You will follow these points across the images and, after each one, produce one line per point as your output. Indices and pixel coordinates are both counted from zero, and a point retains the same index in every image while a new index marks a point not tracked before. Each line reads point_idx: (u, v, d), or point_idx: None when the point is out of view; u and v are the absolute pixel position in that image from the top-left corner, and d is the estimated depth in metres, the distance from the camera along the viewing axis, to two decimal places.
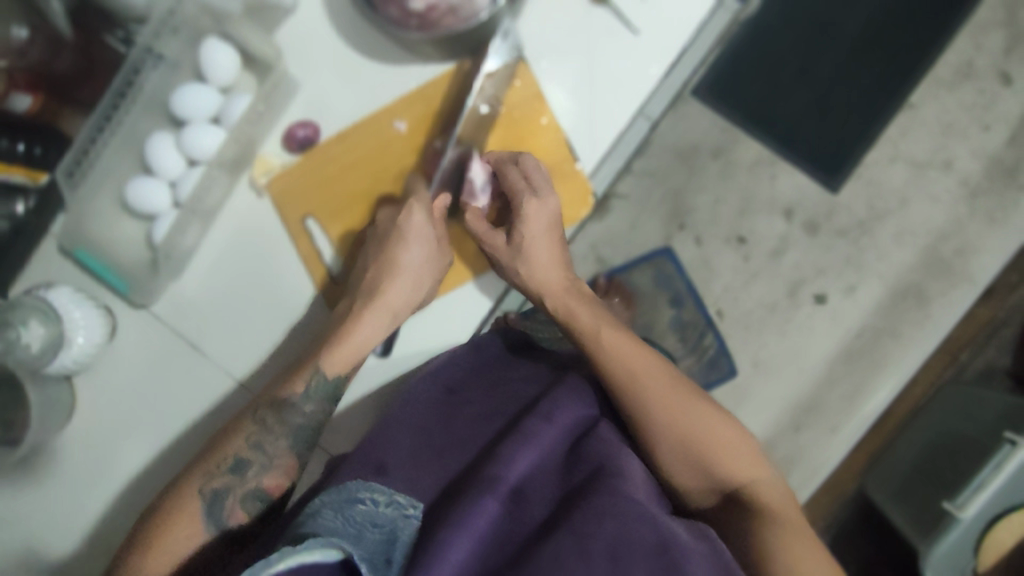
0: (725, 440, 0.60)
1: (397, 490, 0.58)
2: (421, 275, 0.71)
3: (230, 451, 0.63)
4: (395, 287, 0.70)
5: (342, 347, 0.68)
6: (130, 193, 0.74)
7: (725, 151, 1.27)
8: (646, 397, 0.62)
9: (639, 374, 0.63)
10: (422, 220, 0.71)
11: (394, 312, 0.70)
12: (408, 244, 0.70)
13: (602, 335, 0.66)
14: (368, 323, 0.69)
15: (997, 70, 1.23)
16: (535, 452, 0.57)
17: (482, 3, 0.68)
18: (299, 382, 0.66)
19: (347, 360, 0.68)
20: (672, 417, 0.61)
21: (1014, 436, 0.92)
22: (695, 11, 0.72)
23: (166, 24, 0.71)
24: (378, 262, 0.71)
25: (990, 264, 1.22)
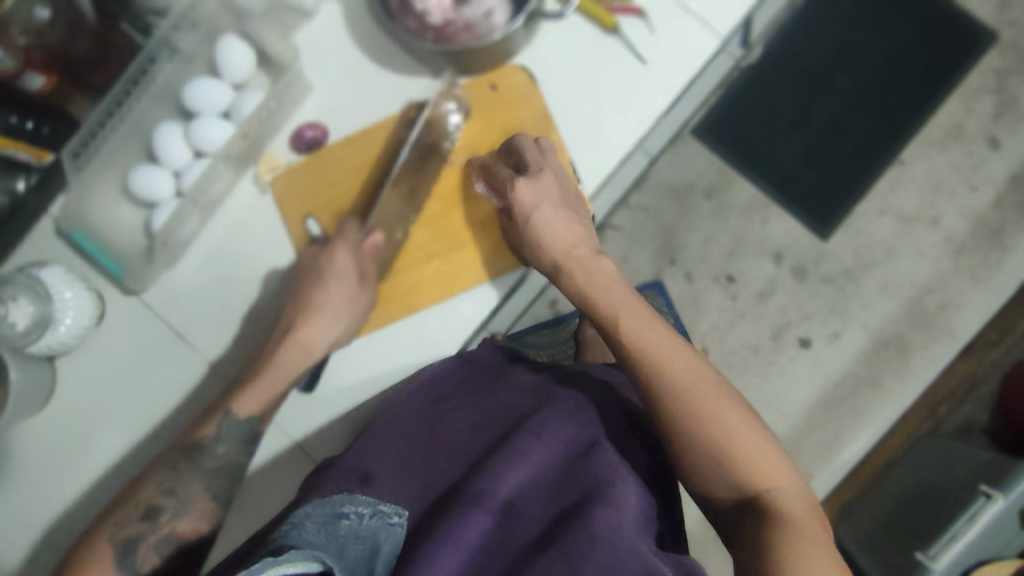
0: (751, 444, 0.52)
1: (381, 500, 0.57)
2: (337, 313, 0.73)
3: (144, 498, 0.66)
4: (312, 326, 0.72)
5: (251, 388, 0.71)
6: (132, 179, 0.74)
7: (719, 191, 1.30)
8: (665, 383, 0.54)
9: (663, 355, 0.56)
10: (346, 260, 0.73)
11: (309, 349, 0.72)
12: (325, 283, 0.73)
13: (622, 317, 0.58)
14: (285, 360, 0.72)
15: (986, 134, 1.27)
16: (526, 469, 0.57)
17: (498, 23, 0.71)
18: (209, 427, 0.69)
19: (257, 400, 0.71)
20: (699, 405, 0.53)
21: (989, 489, 0.93)
22: (703, 48, 0.74)
23: (186, 18, 0.73)
24: (298, 302, 0.73)
25: (971, 320, 1.25)
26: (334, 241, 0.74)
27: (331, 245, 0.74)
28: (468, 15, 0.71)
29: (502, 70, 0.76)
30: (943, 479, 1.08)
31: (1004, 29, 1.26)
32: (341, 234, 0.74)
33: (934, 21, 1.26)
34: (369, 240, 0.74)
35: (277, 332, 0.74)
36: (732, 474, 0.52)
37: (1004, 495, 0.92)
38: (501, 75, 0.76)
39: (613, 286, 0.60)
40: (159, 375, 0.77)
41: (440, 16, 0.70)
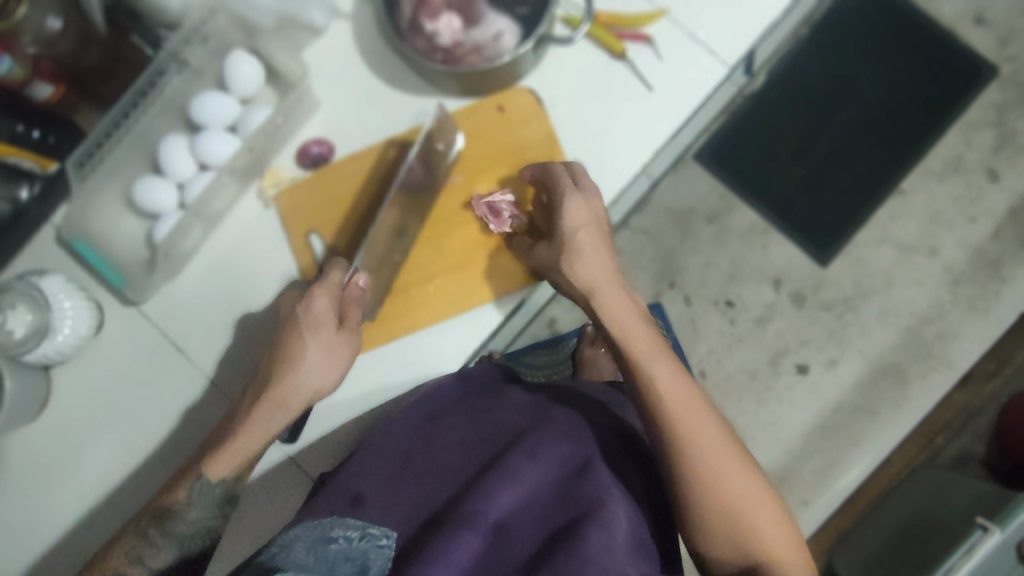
0: (751, 501, 0.55)
1: (371, 522, 0.55)
2: (318, 362, 0.64)
3: (112, 565, 0.57)
4: (290, 378, 0.63)
5: (222, 453, 0.60)
6: (137, 190, 0.74)
7: (720, 216, 1.30)
8: (685, 439, 0.56)
9: (686, 413, 0.57)
10: (327, 306, 0.65)
11: (289, 405, 0.63)
12: (304, 332, 0.64)
13: (651, 368, 0.59)
14: (260, 421, 0.62)
15: (985, 166, 1.28)
16: (517, 489, 0.56)
17: (508, 45, 0.71)
18: (180, 490, 0.59)
19: (232, 463, 0.60)
20: (710, 461, 0.55)
21: (986, 522, 0.93)
22: (710, 76, 0.74)
23: (197, 32, 0.73)
24: (275, 354, 0.65)
25: (969, 350, 1.25)
26: (313, 284, 0.66)
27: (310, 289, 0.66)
28: (478, 37, 0.71)
29: (509, 91, 0.76)
30: (939, 511, 1.07)
31: (1004, 64, 1.28)
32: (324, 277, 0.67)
33: (936, 54, 1.28)
34: (354, 283, 0.68)
35: (250, 390, 0.65)
36: (732, 530, 0.54)
37: (1000, 529, 0.91)
38: (508, 96, 0.76)
39: (642, 333, 0.61)
40: (154, 388, 0.76)
41: (449, 38, 0.71)
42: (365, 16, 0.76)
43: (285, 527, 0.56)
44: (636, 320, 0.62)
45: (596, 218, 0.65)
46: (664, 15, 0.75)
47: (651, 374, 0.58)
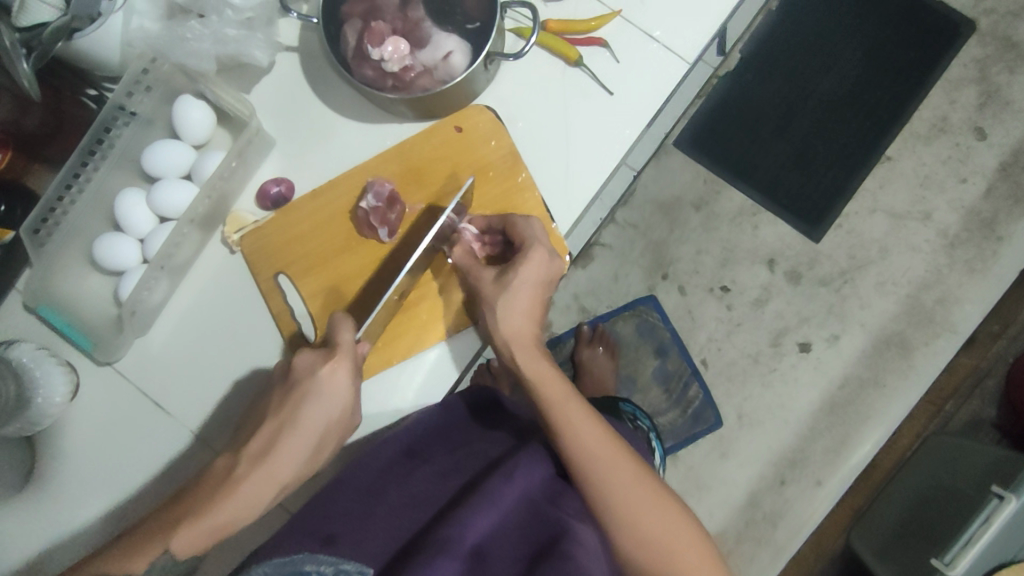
0: (670, 535, 0.57)
1: (344, 558, 0.55)
2: (323, 440, 0.64)
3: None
4: (293, 454, 0.63)
5: (198, 526, 0.57)
6: (98, 249, 0.72)
7: (707, 202, 1.28)
8: (604, 475, 0.57)
9: (601, 460, 0.58)
10: (344, 381, 0.65)
11: (280, 482, 0.62)
12: (315, 402, 0.64)
13: (569, 411, 0.60)
14: (249, 494, 0.60)
15: (971, 125, 1.25)
16: (496, 512, 0.57)
17: (458, 64, 0.69)
18: (145, 559, 0.56)
19: (201, 541, 0.58)
20: (628, 502, 0.57)
21: (1002, 490, 0.91)
22: (671, 74, 0.72)
23: (141, 82, 0.71)
24: (275, 419, 0.64)
25: (972, 314, 1.23)
26: (336, 346, 0.65)
27: (330, 352, 0.65)
28: (426, 58, 0.69)
29: (466, 110, 0.73)
30: (953, 479, 1.05)
31: (981, 18, 1.25)
32: (336, 341, 0.65)
33: (910, 16, 1.24)
34: (359, 349, 0.67)
35: (241, 453, 0.63)
36: (653, 566, 0.56)
37: (1017, 497, 0.90)
38: (465, 116, 0.73)
39: (555, 379, 0.63)
40: (137, 446, 0.75)
41: (397, 63, 0.68)
42: (313, 46, 0.74)
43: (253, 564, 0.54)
44: (552, 367, 0.64)
45: (546, 278, 0.66)
46: (617, 16, 0.72)
47: (564, 418, 0.60)
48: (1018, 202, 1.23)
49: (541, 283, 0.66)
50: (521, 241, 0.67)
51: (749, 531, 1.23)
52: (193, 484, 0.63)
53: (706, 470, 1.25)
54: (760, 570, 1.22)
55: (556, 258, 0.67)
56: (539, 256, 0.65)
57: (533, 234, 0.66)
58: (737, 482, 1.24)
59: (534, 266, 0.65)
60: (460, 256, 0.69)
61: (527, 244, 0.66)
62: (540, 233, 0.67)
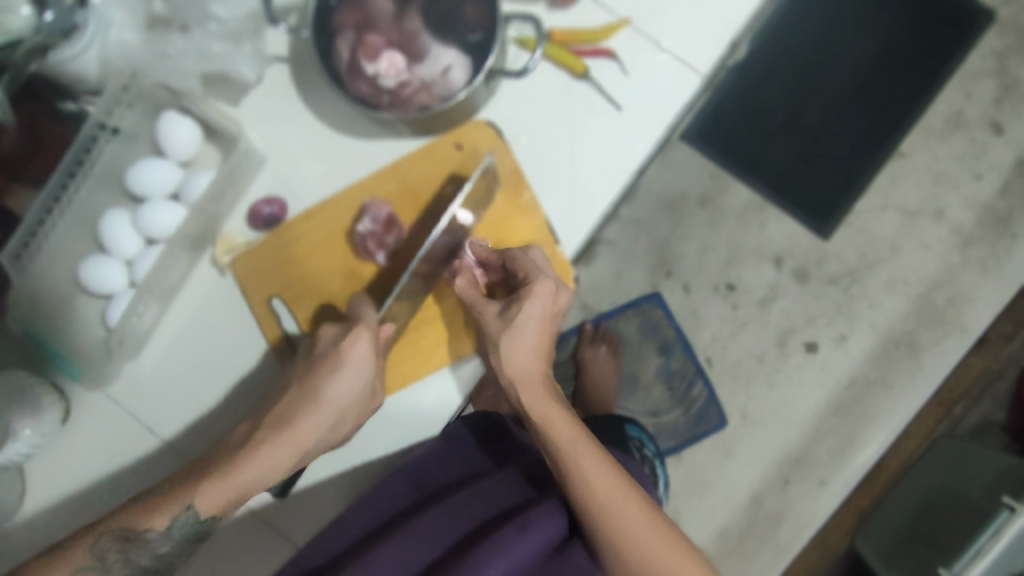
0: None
1: None
2: (343, 411, 0.61)
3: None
4: (315, 422, 0.59)
5: (223, 483, 0.54)
6: (83, 272, 0.69)
7: (713, 197, 1.25)
8: (614, 520, 0.55)
9: (614, 508, 0.55)
10: (367, 351, 0.62)
11: (302, 452, 0.59)
12: (336, 375, 0.61)
13: (578, 453, 0.57)
14: (269, 458, 0.56)
15: (988, 119, 1.21)
16: (505, 565, 0.57)
17: (458, 80, 0.65)
18: (163, 516, 0.53)
19: (224, 498, 0.54)
20: (636, 546, 0.54)
21: (1013, 502, 0.88)
22: (681, 87, 0.68)
23: (120, 98, 0.67)
24: (300, 386, 0.61)
25: (983, 313, 1.19)
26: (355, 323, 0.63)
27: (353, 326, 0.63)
28: (424, 73, 0.65)
29: (466, 128, 0.70)
30: (962, 485, 1.03)
31: (1001, 8, 1.19)
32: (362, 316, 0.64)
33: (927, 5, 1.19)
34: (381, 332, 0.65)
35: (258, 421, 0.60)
36: None
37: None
38: (465, 133, 0.70)
39: (566, 422, 0.59)
40: (129, 474, 0.72)
41: (393, 78, 0.65)
42: (302, 55, 0.70)
43: None
44: (562, 408, 0.60)
45: (552, 310, 0.63)
46: (626, 25, 0.68)
47: (574, 461, 0.57)
48: None
49: (548, 315, 0.63)
50: (524, 274, 0.64)
51: (753, 531, 1.21)
52: (213, 448, 0.59)
53: (709, 470, 1.23)
54: (762, 570, 1.21)
55: (562, 288, 0.65)
56: (545, 290, 0.62)
57: (535, 263, 0.64)
58: (741, 481, 1.23)
59: (540, 300, 0.62)
60: (464, 287, 0.66)
61: (531, 278, 0.63)
62: (542, 264, 0.64)
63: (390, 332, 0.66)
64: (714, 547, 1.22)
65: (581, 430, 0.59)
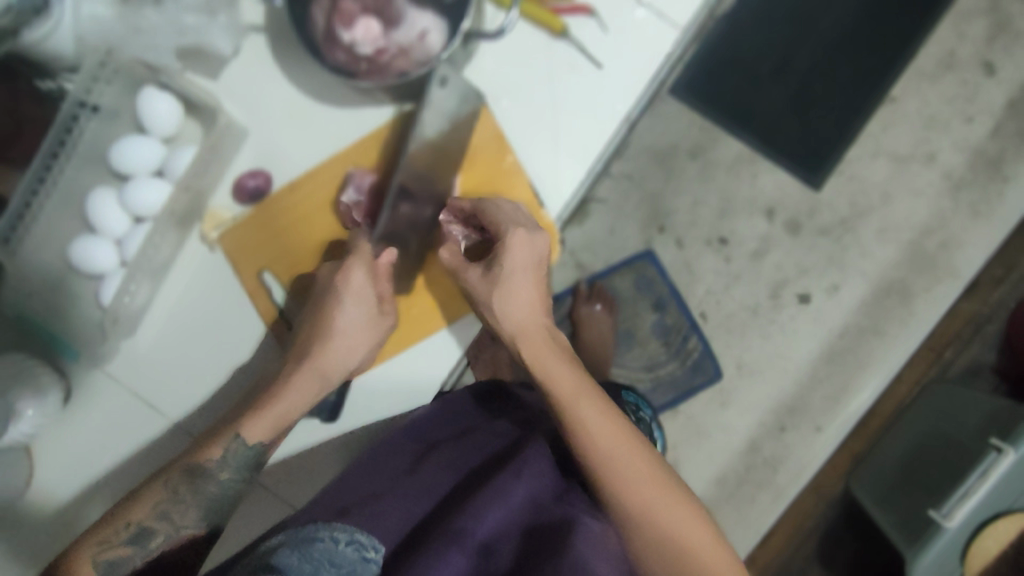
0: (687, 529, 0.57)
1: (359, 528, 0.58)
2: (357, 337, 0.64)
3: (134, 519, 0.58)
4: (331, 352, 0.63)
5: (260, 416, 0.60)
6: (74, 254, 0.69)
7: (704, 150, 1.24)
8: (614, 468, 0.58)
9: (615, 454, 0.58)
10: (363, 279, 0.63)
11: (326, 380, 0.63)
12: (341, 303, 0.63)
13: (580, 406, 0.59)
14: (291, 391, 0.61)
15: (980, 60, 1.19)
16: (503, 509, 0.58)
17: (437, 43, 0.64)
18: (216, 447, 0.60)
19: (266, 428, 0.60)
20: (638, 493, 0.57)
21: (1000, 444, 0.90)
22: (662, 43, 0.68)
23: (99, 74, 0.65)
24: (311, 322, 0.64)
25: (974, 257, 1.20)
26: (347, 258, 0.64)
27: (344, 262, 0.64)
28: (401, 39, 0.65)
29: None
30: (953, 430, 1.04)
31: None
32: (356, 249, 0.65)
33: None
34: (382, 258, 0.65)
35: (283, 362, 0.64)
36: (665, 557, 0.56)
37: (1014, 449, 0.89)
38: None
39: (569, 377, 0.61)
40: (136, 450, 0.75)
41: (370, 45, 0.64)
42: (280, 24, 0.69)
43: (269, 534, 0.58)
44: (565, 360, 0.63)
45: (536, 260, 0.65)
46: None
47: (575, 413, 0.59)
48: None
49: (534, 264, 0.65)
50: (496, 228, 0.66)
51: (750, 477, 1.24)
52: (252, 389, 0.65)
53: (706, 420, 1.26)
54: (760, 515, 1.24)
55: (540, 233, 0.66)
56: (520, 240, 0.64)
57: (506, 220, 0.65)
58: (738, 430, 1.25)
59: (518, 250, 0.64)
60: (449, 257, 0.67)
61: (504, 232, 0.64)
62: (514, 213, 0.66)
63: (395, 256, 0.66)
64: (711, 494, 1.24)
65: (582, 380, 0.61)
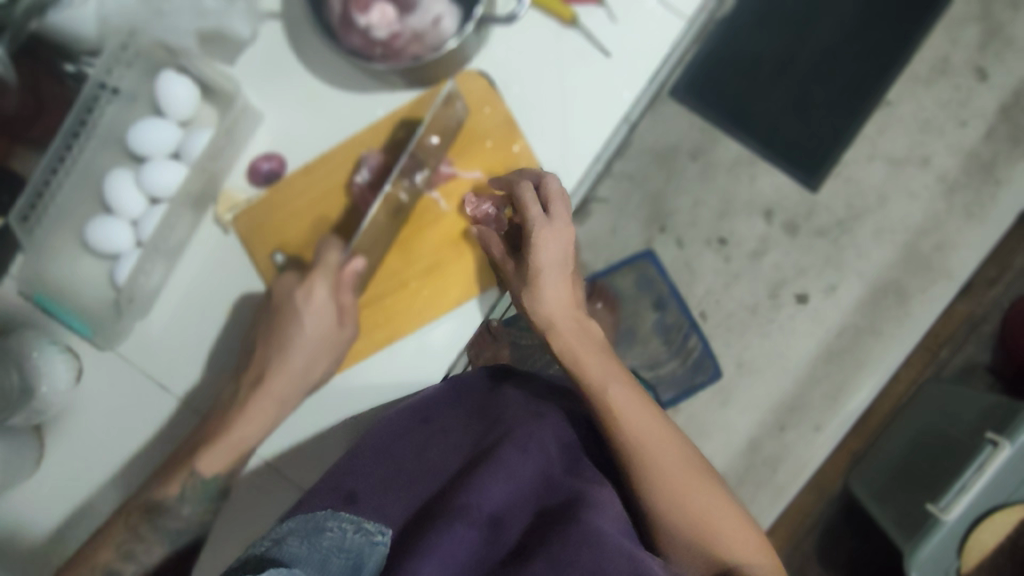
0: (707, 506, 0.58)
1: (365, 517, 0.57)
2: (317, 349, 0.72)
3: (102, 562, 0.69)
4: (282, 374, 0.71)
5: (214, 449, 0.70)
6: (90, 234, 0.71)
7: (703, 152, 1.26)
8: (639, 444, 0.59)
9: (641, 435, 0.60)
10: (322, 295, 0.71)
11: (283, 395, 0.71)
12: (300, 317, 0.71)
13: (610, 389, 0.62)
14: (246, 416, 0.71)
15: (973, 65, 1.22)
16: (510, 482, 0.57)
17: (449, 28, 0.67)
18: (173, 485, 0.70)
19: (222, 459, 0.70)
20: (662, 471, 0.58)
21: (995, 437, 0.92)
22: (667, 32, 0.70)
23: (120, 57, 0.67)
24: (269, 339, 0.72)
25: (969, 258, 1.22)
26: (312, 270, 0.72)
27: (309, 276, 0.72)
28: (415, 24, 0.66)
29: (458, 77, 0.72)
30: (948, 428, 1.05)
31: None
32: (321, 262, 0.72)
33: None
34: (349, 266, 0.71)
35: (247, 377, 0.72)
36: (687, 535, 0.57)
37: (1010, 443, 0.90)
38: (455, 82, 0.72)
39: (595, 357, 0.64)
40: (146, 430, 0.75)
41: (385, 29, 0.66)
42: (295, 12, 0.71)
43: (281, 521, 0.57)
44: (591, 348, 0.64)
45: (568, 253, 0.64)
46: None
47: (603, 394, 0.61)
48: (1017, 144, 1.22)
49: (567, 256, 0.64)
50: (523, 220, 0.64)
51: (751, 476, 1.25)
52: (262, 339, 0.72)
53: (707, 419, 1.27)
54: (759, 513, 1.24)
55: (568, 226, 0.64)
56: (548, 234, 0.62)
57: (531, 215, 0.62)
58: (738, 428, 1.26)
59: (546, 246, 0.62)
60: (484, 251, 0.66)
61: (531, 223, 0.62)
62: (547, 202, 0.63)
63: (362, 265, 0.72)
64: None
65: (610, 362, 0.64)
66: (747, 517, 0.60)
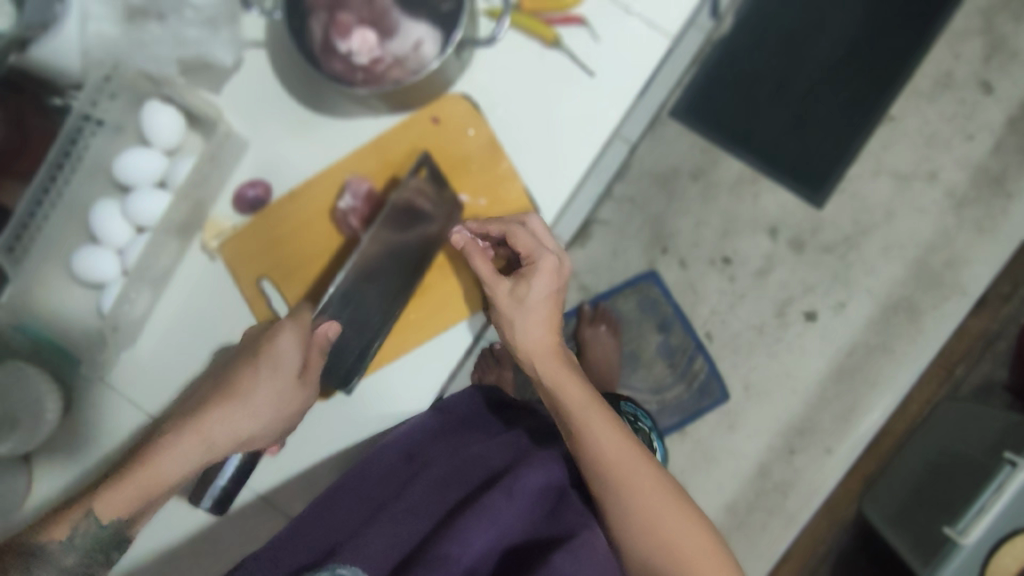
0: (691, 544, 0.55)
1: (342, 562, 0.53)
2: (265, 408, 0.61)
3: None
4: (221, 429, 0.58)
5: (122, 491, 0.54)
6: (75, 264, 0.70)
7: (704, 172, 1.25)
8: (620, 484, 0.57)
9: (622, 465, 0.57)
10: (291, 346, 0.61)
11: (210, 446, 0.58)
12: (260, 368, 0.60)
13: (592, 423, 0.59)
14: (167, 463, 0.56)
15: (978, 79, 1.20)
16: (492, 530, 0.55)
17: (430, 53, 0.66)
18: (61, 529, 0.53)
19: (126, 501, 0.55)
20: (642, 508, 0.56)
21: (1014, 457, 0.87)
22: (652, 51, 0.70)
23: (104, 90, 0.68)
24: (216, 385, 0.61)
25: (981, 273, 1.19)
26: (285, 321, 0.63)
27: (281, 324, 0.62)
28: (396, 49, 0.67)
29: (441, 100, 0.72)
30: (964, 447, 1.00)
31: None
32: (294, 315, 0.64)
33: None
34: (321, 330, 0.64)
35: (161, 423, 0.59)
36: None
37: None
38: (441, 106, 0.72)
39: (580, 388, 0.62)
40: None
41: (366, 55, 0.66)
42: (278, 41, 0.72)
43: None
44: (574, 375, 0.63)
45: (558, 286, 0.66)
46: None
47: (586, 429, 0.59)
48: None
49: (555, 291, 0.66)
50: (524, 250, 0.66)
51: (760, 502, 1.21)
52: (218, 369, 0.64)
53: (714, 444, 1.23)
54: (773, 541, 1.20)
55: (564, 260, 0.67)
56: (549, 267, 0.65)
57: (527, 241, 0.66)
58: (746, 454, 1.22)
59: (545, 278, 0.65)
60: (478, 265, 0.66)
61: (534, 256, 0.65)
62: (540, 236, 0.66)
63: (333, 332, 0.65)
64: (722, 520, 1.21)
65: (594, 395, 0.61)
66: (730, 554, 0.57)
